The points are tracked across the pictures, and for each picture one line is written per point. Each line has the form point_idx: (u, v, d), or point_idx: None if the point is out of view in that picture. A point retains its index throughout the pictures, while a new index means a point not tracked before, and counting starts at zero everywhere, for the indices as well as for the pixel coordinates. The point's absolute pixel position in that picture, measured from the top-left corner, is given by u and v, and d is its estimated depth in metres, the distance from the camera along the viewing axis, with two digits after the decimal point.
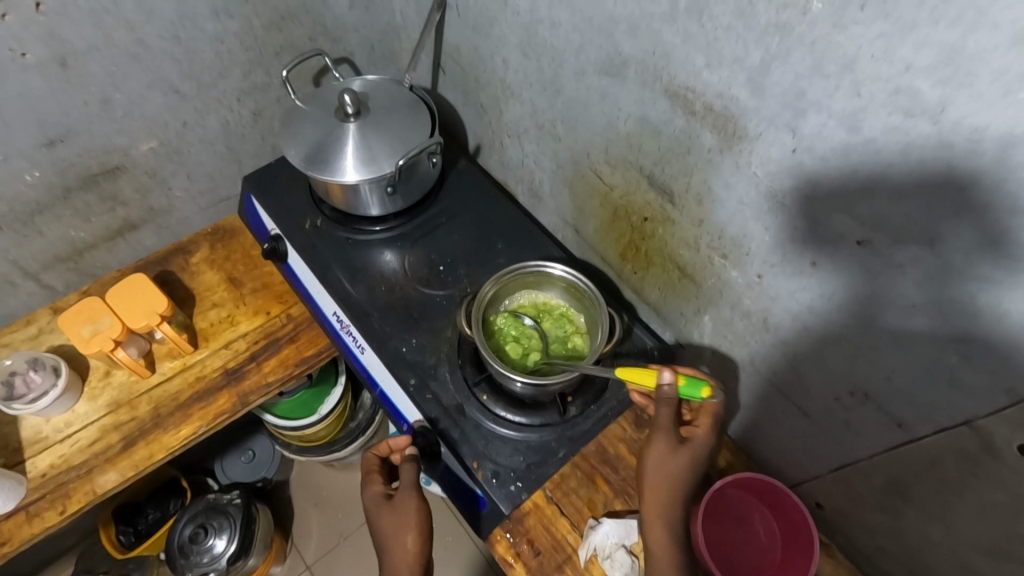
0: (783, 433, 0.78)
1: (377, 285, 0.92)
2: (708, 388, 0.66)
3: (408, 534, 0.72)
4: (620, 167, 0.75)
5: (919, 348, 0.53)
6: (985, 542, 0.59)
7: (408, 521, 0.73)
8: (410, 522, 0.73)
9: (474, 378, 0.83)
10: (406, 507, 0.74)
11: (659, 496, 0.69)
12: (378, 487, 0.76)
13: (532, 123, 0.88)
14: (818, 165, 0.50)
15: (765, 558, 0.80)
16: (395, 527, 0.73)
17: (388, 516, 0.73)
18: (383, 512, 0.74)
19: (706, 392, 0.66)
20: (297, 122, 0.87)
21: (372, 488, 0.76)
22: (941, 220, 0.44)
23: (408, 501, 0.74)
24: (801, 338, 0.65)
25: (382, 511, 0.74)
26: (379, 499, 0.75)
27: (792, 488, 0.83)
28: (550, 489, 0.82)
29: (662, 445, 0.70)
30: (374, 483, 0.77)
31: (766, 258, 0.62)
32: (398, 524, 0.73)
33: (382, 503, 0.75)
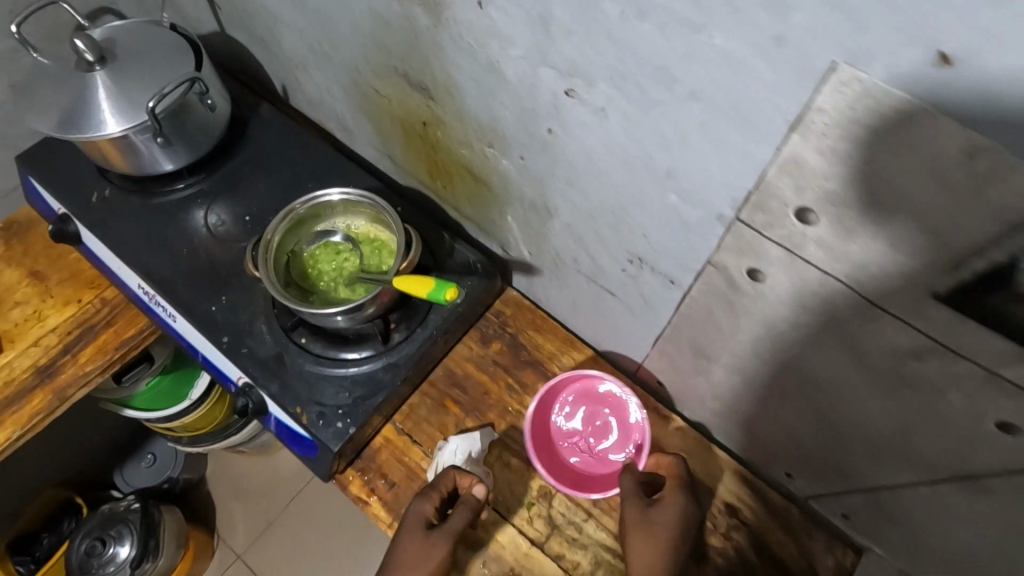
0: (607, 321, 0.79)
1: (181, 248, 0.86)
2: (453, 290, 0.70)
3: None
4: (384, 74, 0.70)
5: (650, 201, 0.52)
6: (769, 374, 0.61)
7: (425, 563, 0.71)
8: (419, 564, 0.71)
9: (290, 324, 0.79)
10: (436, 551, 0.71)
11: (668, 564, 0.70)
12: (429, 510, 0.74)
13: (306, 46, 0.81)
14: (503, 17, 0.47)
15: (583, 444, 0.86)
16: (408, 557, 0.71)
17: (413, 543, 0.72)
18: (416, 539, 0.72)
19: (453, 293, 0.70)
20: (39, 83, 0.78)
21: (423, 508, 0.74)
22: (603, 49, 0.43)
23: (437, 545, 0.71)
24: (576, 217, 0.63)
25: (416, 535, 0.72)
26: (421, 523, 0.73)
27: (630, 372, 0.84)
28: (400, 421, 0.85)
29: (635, 515, 0.72)
30: (428, 501, 0.74)
31: (517, 137, 0.59)
32: (409, 558, 0.71)
33: (420, 528, 0.73)
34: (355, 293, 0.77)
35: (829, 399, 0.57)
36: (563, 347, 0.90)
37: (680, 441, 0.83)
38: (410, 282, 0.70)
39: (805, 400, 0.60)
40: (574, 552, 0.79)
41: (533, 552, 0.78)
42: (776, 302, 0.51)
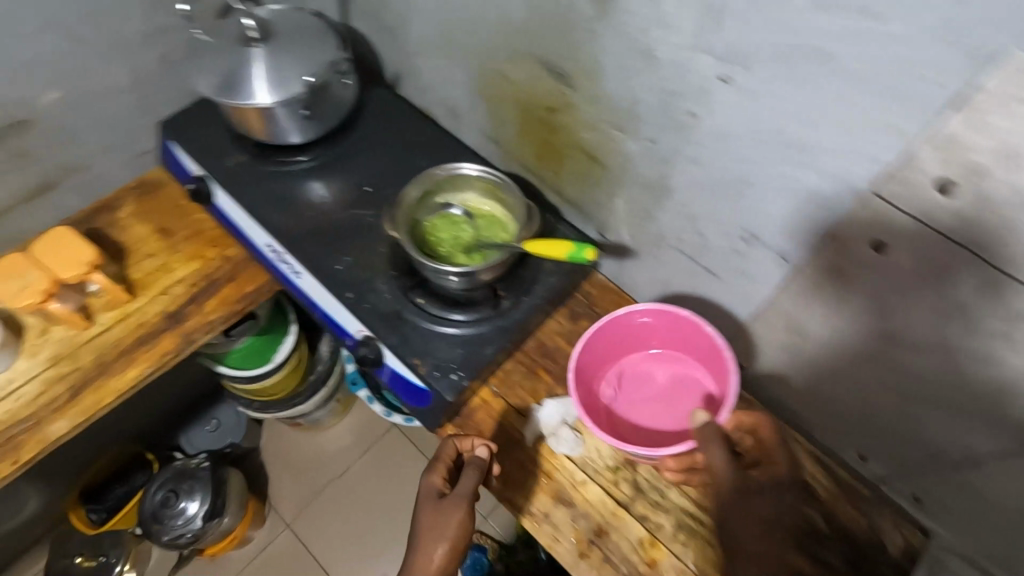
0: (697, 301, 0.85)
1: (307, 212, 0.94)
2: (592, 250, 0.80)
3: (442, 542, 0.76)
4: (520, 61, 0.78)
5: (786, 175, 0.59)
6: (863, 347, 0.66)
7: (446, 527, 0.76)
8: (442, 528, 0.76)
9: (409, 284, 0.87)
10: (454, 510, 0.77)
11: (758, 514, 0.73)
12: (438, 481, 0.80)
13: (438, 35, 0.90)
14: (675, 8, 0.55)
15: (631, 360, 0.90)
16: (432, 525, 0.77)
17: (429, 512, 0.78)
18: (430, 507, 0.78)
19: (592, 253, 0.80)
20: (201, 53, 0.87)
21: (433, 479, 0.80)
22: (772, 36, 0.50)
23: (455, 505, 0.77)
24: (695, 195, 0.70)
25: (431, 505, 0.78)
26: (433, 493, 0.79)
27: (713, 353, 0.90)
28: (496, 384, 0.92)
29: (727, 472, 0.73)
30: (436, 473, 0.81)
31: (653, 120, 0.67)
32: (431, 523, 0.77)
33: (433, 498, 0.79)
34: (472, 260, 0.85)
35: (925, 373, 0.62)
36: None
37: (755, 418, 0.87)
38: (551, 244, 0.80)
39: (900, 376, 0.65)
40: (658, 514, 0.84)
41: (620, 511, 0.84)
42: (892, 271, 0.57)
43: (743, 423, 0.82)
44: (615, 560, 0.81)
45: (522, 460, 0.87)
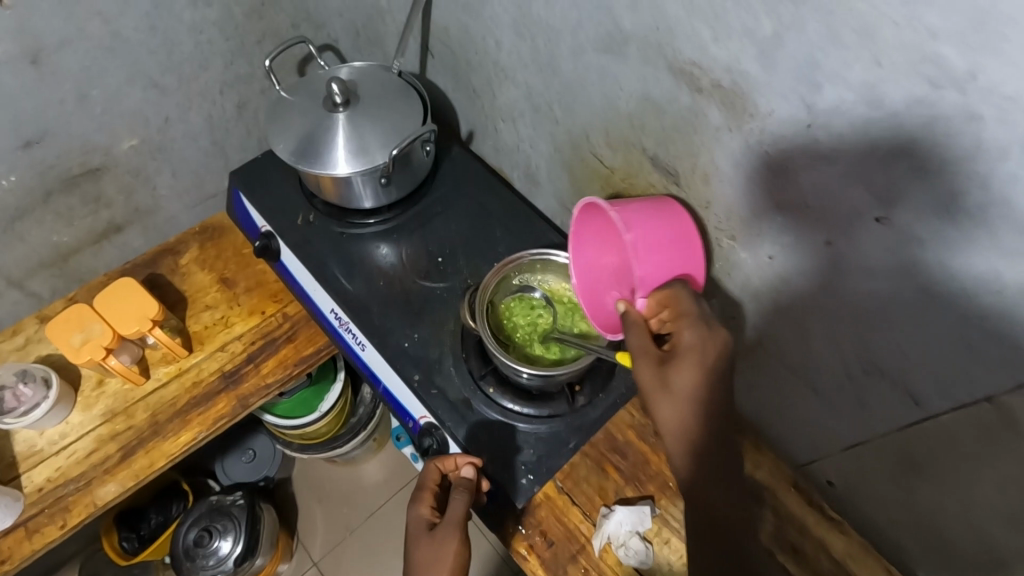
0: (793, 416, 0.77)
1: (375, 279, 0.90)
2: None
3: None
4: (622, 149, 0.73)
5: (943, 329, 0.51)
6: (1002, 512, 0.58)
7: (441, 559, 0.67)
8: (435, 564, 0.67)
9: (480, 371, 0.81)
10: (447, 543, 0.68)
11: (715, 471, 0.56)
12: (427, 511, 0.71)
13: (527, 106, 0.85)
14: (835, 141, 0.48)
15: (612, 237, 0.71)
16: (424, 565, 0.67)
17: (422, 547, 0.68)
18: (421, 541, 0.69)
19: None
20: (284, 113, 0.84)
21: (420, 510, 0.72)
22: (962, 196, 0.43)
23: (444, 531, 0.68)
24: (812, 318, 0.63)
25: (421, 539, 0.69)
26: (423, 526, 0.70)
27: (800, 468, 0.82)
28: (561, 479, 0.80)
29: (642, 369, 0.58)
30: (423, 504, 0.72)
31: (777, 238, 0.60)
32: (426, 558, 0.67)
33: (424, 530, 0.70)
34: (549, 351, 0.78)
35: None
36: None
37: (848, 549, 0.75)
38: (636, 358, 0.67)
39: None
40: None
41: None
42: None
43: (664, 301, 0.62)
44: None
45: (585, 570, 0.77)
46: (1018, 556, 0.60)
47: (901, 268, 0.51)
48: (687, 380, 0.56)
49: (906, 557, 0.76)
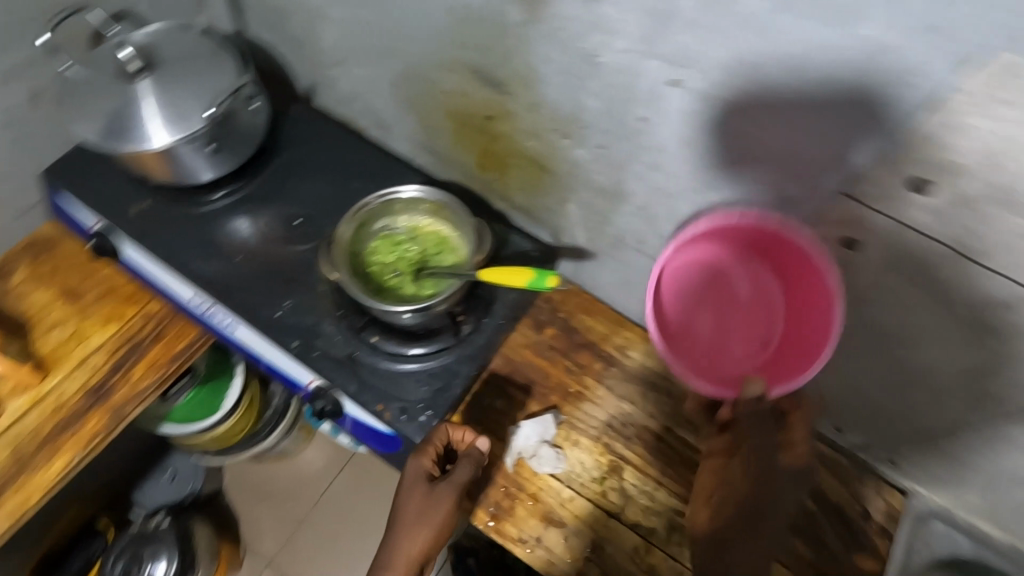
0: None
1: (234, 255, 0.85)
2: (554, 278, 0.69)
3: (422, 531, 0.70)
4: (448, 68, 0.71)
5: (766, 173, 0.55)
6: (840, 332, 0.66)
7: (432, 516, 0.71)
8: (426, 517, 0.71)
9: (360, 324, 0.79)
10: (439, 505, 0.71)
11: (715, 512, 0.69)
12: (428, 464, 0.72)
13: (352, 44, 0.81)
14: (618, 12, 0.51)
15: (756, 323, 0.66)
16: (416, 511, 0.71)
17: (419, 498, 0.71)
18: (417, 493, 0.71)
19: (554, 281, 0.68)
20: (78, 94, 0.75)
21: (422, 463, 0.72)
22: (732, 39, 0.47)
23: (442, 495, 0.71)
24: (654, 198, 0.66)
25: (417, 490, 0.71)
26: (423, 477, 0.72)
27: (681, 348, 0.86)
28: (467, 410, 0.88)
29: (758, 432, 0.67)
30: (426, 457, 0.73)
31: (602, 127, 0.62)
32: (422, 509, 0.71)
33: (423, 481, 0.72)
34: (424, 288, 0.78)
35: (900, 349, 0.62)
36: (619, 327, 0.94)
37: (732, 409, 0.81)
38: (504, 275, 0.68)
39: (879, 358, 0.66)
40: (649, 517, 0.82)
41: (612, 523, 0.82)
42: (868, 266, 0.55)
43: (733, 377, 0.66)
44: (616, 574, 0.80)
45: (504, 487, 0.84)
46: (859, 367, 0.69)
47: (738, 113, 0.52)
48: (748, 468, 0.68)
49: None
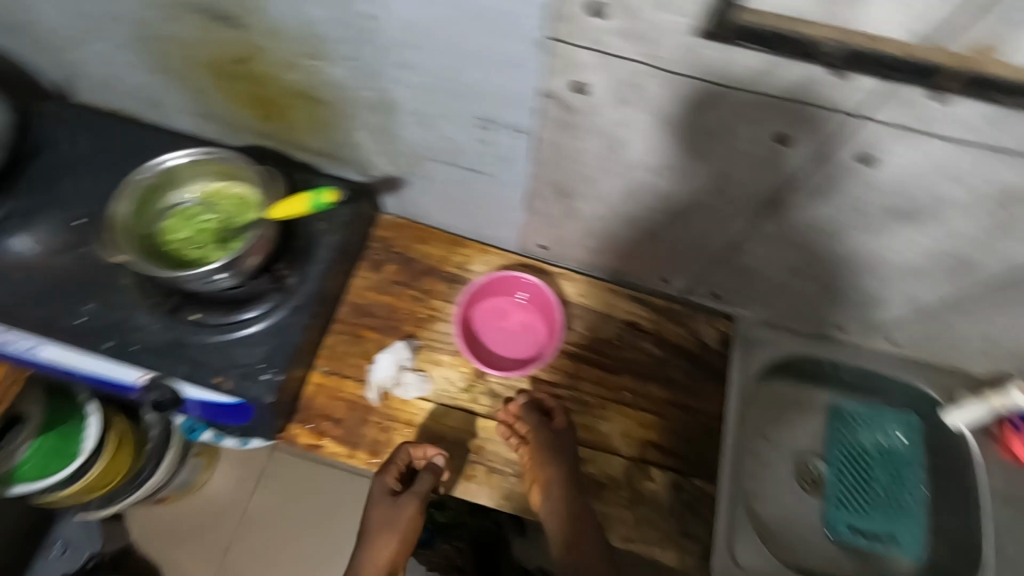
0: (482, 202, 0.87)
1: (16, 274, 0.78)
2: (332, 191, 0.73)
3: (387, 538, 0.78)
4: (177, 16, 0.68)
5: (487, 41, 0.56)
6: (618, 183, 0.72)
7: (396, 522, 0.79)
8: (390, 528, 0.79)
9: (174, 304, 0.76)
10: (402, 512, 0.78)
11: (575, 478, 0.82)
12: (390, 481, 0.80)
13: (76, 18, 0.75)
14: None
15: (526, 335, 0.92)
16: (381, 524, 0.79)
17: (388, 512, 0.79)
18: (381, 506, 0.80)
19: (333, 195, 0.73)
20: None
21: (384, 480, 0.80)
22: None
23: (409, 506, 0.79)
24: (418, 98, 0.68)
25: (381, 503, 0.80)
26: (386, 492, 0.80)
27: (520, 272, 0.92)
28: (324, 363, 0.87)
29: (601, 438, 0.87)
30: (388, 474, 0.80)
31: (338, 36, 0.62)
32: (393, 519, 0.79)
33: (386, 497, 0.80)
34: (230, 246, 0.76)
35: (666, 182, 0.69)
36: (456, 247, 0.97)
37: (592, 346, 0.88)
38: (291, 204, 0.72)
39: (659, 198, 0.73)
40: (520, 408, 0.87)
41: (488, 423, 0.86)
42: (604, 107, 0.60)
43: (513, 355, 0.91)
44: (501, 467, 0.84)
45: (378, 423, 0.85)
46: (649, 213, 0.77)
47: None
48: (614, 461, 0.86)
49: (612, 267, 0.94)
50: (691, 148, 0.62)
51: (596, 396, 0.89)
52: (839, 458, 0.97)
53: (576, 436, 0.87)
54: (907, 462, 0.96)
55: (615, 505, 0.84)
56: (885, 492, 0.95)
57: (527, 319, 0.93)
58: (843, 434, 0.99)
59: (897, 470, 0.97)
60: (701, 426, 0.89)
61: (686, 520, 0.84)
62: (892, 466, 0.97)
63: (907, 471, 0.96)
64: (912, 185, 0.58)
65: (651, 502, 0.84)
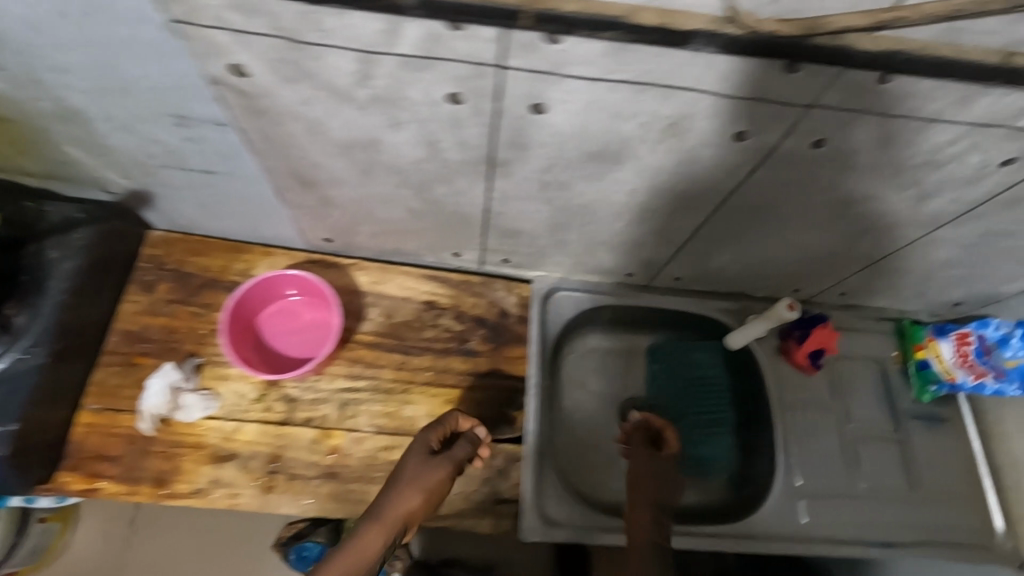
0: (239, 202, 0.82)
1: None
2: None
3: (400, 509, 0.67)
4: None
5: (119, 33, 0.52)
6: (347, 164, 0.70)
7: (423, 481, 0.69)
8: (422, 481, 0.69)
9: None
10: (436, 472, 0.70)
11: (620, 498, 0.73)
12: (433, 438, 0.73)
13: None
14: None
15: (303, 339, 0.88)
16: (415, 475, 0.69)
17: (423, 468, 0.70)
18: (412, 460, 0.70)
19: None
20: None
21: (427, 435, 0.72)
22: None
23: (451, 458, 0.72)
24: (98, 102, 0.62)
25: (413, 456, 0.71)
26: (426, 449, 0.72)
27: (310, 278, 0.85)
28: (93, 401, 0.81)
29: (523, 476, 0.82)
30: (433, 431, 0.73)
31: None
32: (419, 474, 0.69)
33: (420, 454, 0.71)
34: None
35: (389, 158, 0.67)
36: (238, 253, 0.92)
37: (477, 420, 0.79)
38: None
39: (395, 174, 0.71)
40: (318, 408, 0.85)
41: (285, 430, 0.83)
42: (275, 89, 0.57)
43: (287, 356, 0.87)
44: (303, 472, 0.81)
45: (162, 452, 0.80)
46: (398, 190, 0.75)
47: None
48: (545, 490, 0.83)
49: (402, 249, 0.92)
50: (379, 120, 0.60)
51: (398, 381, 0.88)
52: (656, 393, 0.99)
53: (380, 426, 0.85)
54: (715, 385, 0.97)
55: None
56: (701, 416, 0.95)
57: (318, 317, 0.89)
58: (663, 368, 1.00)
59: (713, 393, 0.97)
60: (508, 391, 0.89)
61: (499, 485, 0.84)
62: (709, 390, 0.96)
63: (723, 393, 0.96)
64: (590, 130, 0.59)
65: (463, 476, 0.84)
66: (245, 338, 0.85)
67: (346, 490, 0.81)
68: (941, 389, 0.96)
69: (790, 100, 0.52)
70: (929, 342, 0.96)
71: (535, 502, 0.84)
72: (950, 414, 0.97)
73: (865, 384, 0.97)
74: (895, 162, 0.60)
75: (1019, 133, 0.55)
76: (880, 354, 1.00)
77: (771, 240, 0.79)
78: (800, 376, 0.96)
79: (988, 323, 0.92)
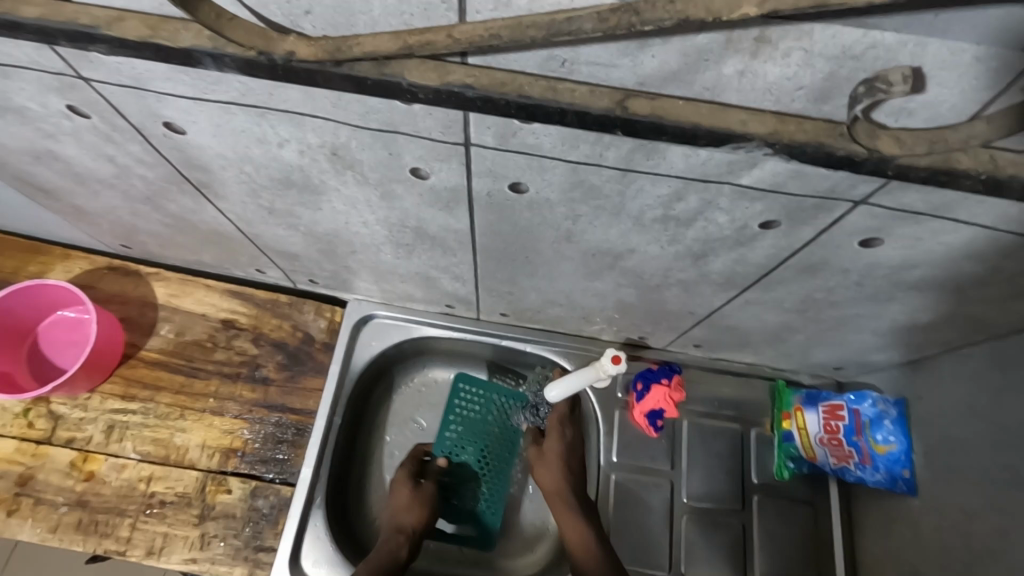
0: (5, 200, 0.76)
1: None
2: None
3: (411, 509, 0.78)
4: None
5: None
6: (54, 173, 0.62)
7: (423, 500, 0.79)
8: (422, 505, 0.78)
9: None
10: (426, 493, 0.79)
11: (557, 485, 0.78)
12: (404, 476, 0.80)
13: None
14: None
15: (75, 350, 0.83)
16: (399, 508, 0.78)
17: (405, 493, 0.79)
18: (402, 497, 0.79)
19: None
20: None
21: (405, 473, 0.81)
22: None
23: (422, 495, 0.79)
24: None
25: (404, 489, 0.79)
26: (406, 489, 0.79)
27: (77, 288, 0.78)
28: None
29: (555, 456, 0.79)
30: (406, 472, 0.81)
31: None
32: (407, 502, 0.78)
33: (408, 484, 0.80)
34: None
35: (83, 170, 0.59)
36: (34, 255, 0.87)
37: (409, 503, 0.78)
38: None
39: (110, 188, 0.63)
40: (82, 429, 0.79)
41: (41, 449, 0.78)
42: None
43: (56, 363, 0.82)
44: (50, 496, 0.76)
45: None
46: (132, 205, 0.67)
47: None
48: (556, 448, 0.80)
49: (199, 262, 0.84)
50: (31, 129, 0.52)
51: (173, 406, 0.81)
52: (460, 432, 0.87)
53: (144, 454, 0.78)
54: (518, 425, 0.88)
55: (180, 526, 0.76)
56: (498, 460, 0.86)
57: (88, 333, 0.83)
58: (455, 409, 0.87)
59: (515, 431, 0.87)
60: (292, 426, 0.81)
61: (260, 531, 0.76)
62: (505, 428, 0.87)
63: (502, 433, 0.87)
64: (251, 156, 0.49)
65: (223, 517, 0.76)
66: (17, 347, 0.82)
67: (93, 520, 0.75)
68: (800, 468, 0.81)
69: (435, 136, 0.41)
70: (795, 410, 0.81)
71: (293, 554, 0.74)
72: (813, 497, 0.82)
73: (716, 452, 0.84)
74: (629, 216, 0.48)
75: (754, 193, 0.42)
76: (743, 418, 0.86)
77: (568, 288, 0.67)
78: (638, 437, 0.84)
79: (866, 397, 0.75)
